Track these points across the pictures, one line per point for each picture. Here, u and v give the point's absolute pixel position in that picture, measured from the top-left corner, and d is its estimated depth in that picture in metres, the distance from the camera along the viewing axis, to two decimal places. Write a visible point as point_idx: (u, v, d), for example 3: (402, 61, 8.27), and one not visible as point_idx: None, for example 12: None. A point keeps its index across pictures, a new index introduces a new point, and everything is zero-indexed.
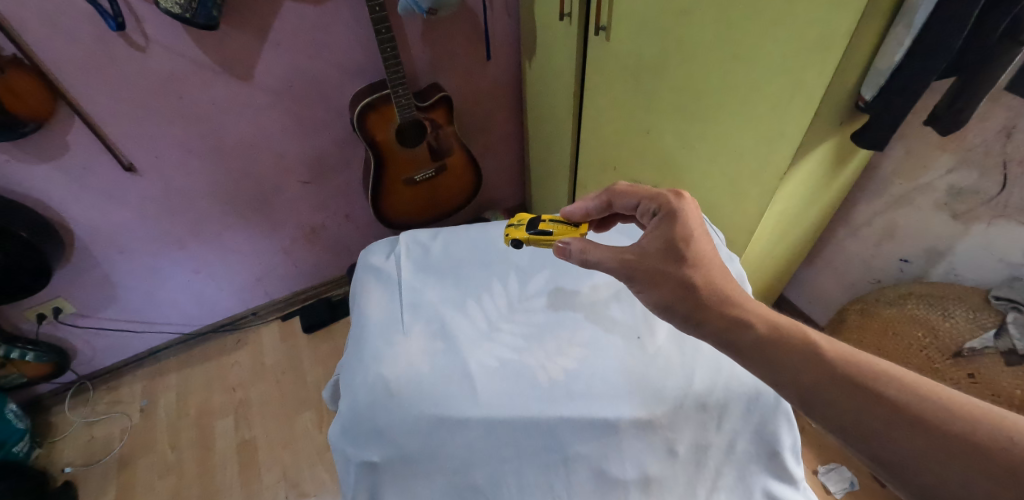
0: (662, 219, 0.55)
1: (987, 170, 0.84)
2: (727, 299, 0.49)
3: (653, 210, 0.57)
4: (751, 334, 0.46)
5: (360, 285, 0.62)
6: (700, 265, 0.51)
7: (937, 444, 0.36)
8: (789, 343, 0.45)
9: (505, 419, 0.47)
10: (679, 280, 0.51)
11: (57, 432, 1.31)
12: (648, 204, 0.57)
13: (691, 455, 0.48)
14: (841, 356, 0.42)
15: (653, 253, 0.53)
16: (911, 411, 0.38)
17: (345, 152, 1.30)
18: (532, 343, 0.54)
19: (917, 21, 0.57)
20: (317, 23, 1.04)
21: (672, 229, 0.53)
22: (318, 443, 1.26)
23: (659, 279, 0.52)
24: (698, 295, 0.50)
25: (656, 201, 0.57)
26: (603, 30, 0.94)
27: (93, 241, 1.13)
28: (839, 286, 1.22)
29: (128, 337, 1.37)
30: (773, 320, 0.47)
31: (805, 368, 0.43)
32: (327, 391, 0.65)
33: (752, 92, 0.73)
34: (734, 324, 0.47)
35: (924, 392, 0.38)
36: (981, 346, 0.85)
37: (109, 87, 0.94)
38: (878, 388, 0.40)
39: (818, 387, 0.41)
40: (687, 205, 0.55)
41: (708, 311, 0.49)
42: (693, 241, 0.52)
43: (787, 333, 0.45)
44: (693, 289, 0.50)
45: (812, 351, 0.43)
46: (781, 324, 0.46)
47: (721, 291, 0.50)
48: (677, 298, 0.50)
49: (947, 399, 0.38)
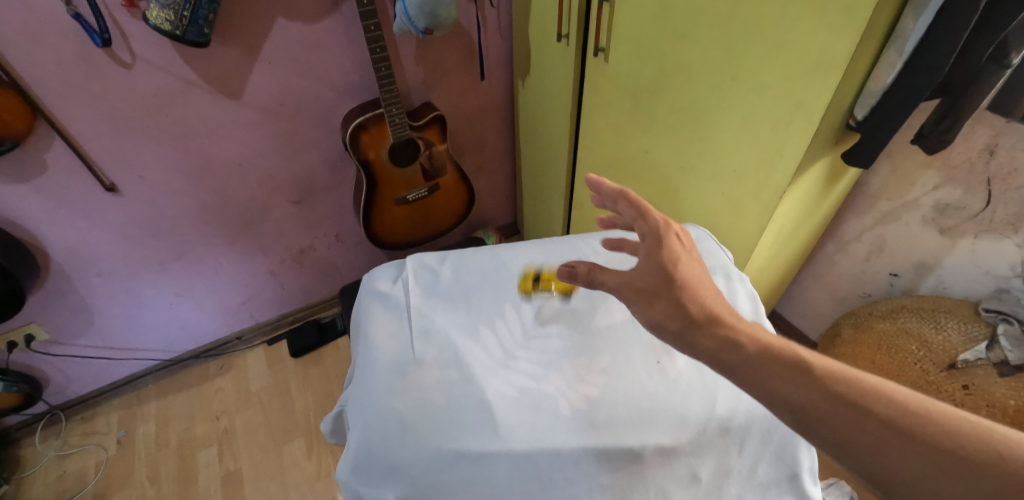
0: (650, 245, 0.52)
1: (972, 187, 0.87)
2: (715, 318, 0.46)
3: (644, 234, 0.53)
4: (740, 355, 0.42)
5: (366, 313, 0.60)
6: (687, 289, 0.48)
7: (931, 462, 0.33)
8: (779, 360, 0.41)
9: (528, 450, 0.46)
10: (672, 299, 0.48)
11: (26, 467, 1.23)
12: (641, 226, 0.53)
13: (714, 483, 0.46)
14: (832, 372, 0.39)
15: (645, 276, 0.50)
16: (906, 429, 0.35)
17: (336, 172, 1.27)
18: (551, 371, 0.53)
19: (909, 46, 0.59)
20: (311, 42, 1.02)
21: (660, 251, 0.51)
22: (308, 472, 1.21)
23: (648, 297, 0.49)
24: (688, 313, 0.47)
25: (646, 222, 0.53)
26: (601, 52, 0.96)
27: (71, 265, 1.08)
28: (830, 302, 1.24)
29: (104, 364, 1.31)
30: (762, 339, 0.43)
31: (799, 388, 0.39)
32: (327, 423, 0.63)
33: (749, 114, 0.74)
34: (723, 342, 0.43)
35: (918, 408, 0.36)
36: (974, 357, 0.86)
37: (92, 105, 0.91)
38: (871, 405, 0.37)
39: (815, 408, 0.38)
40: (673, 232, 0.53)
41: (698, 329, 0.45)
42: (682, 265, 0.50)
43: (779, 351, 0.41)
44: (686, 307, 0.47)
45: (802, 368, 0.40)
46: (771, 343, 0.42)
47: (711, 310, 0.46)
48: (667, 315, 0.47)
49: (938, 414, 0.35)
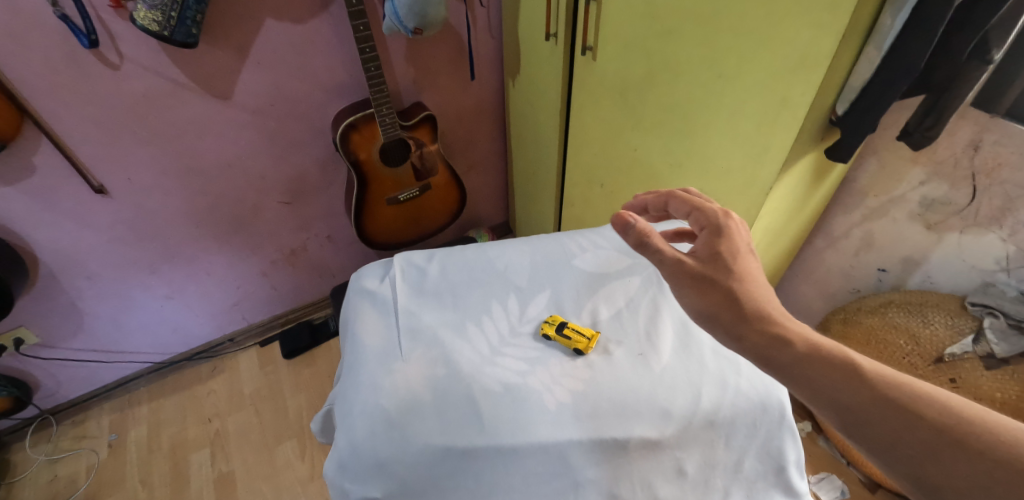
0: (708, 234, 0.51)
1: (957, 182, 0.88)
2: (765, 315, 0.45)
3: (701, 224, 0.53)
4: (789, 353, 0.41)
5: (354, 311, 0.60)
6: (742, 284, 0.47)
7: (989, 473, 0.32)
8: (829, 361, 0.40)
9: (512, 446, 0.46)
10: (725, 291, 0.47)
11: (16, 472, 1.22)
12: (698, 217, 0.54)
13: (699, 476, 0.48)
14: (884, 375, 0.38)
15: (698, 263, 0.49)
16: (962, 437, 0.33)
17: (327, 172, 1.27)
18: (536, 367, 0.53)
19: (887, 43, 0.60)
20: (300, 42, 1.02)
21: (717, 242, 0.50)
22: (302, 473, 1.21)
23: (703, 286, 0.48)
24: (740, 306, 0.46)
25: (703, 215, 0.53)
26: (589, 50, 0.96)
27: (59, 267, 1.07)
28: (819, 298, 1.24)
29: (95, 368, 1.30)
30: (814, 339, 0.42)
31: (845, 388, 0.38)
32: (316, 422, 0.63)
33: (734, 111, 0.75)
34: (772, 339, 0.43)
35: (978, 419, 0.34)
36: (960, 351, 0.87)
37: (80, 106, 0.90)
38: (924, 411, 0.35)
39: (860, 409, 0.37)
40: (736, 225, 0.52)
41: (748, 325, 0.45)
42: (739, 257, 0.49)
43: (828, 351, 0.40)
44: (738, 300, 0.46)
45: (852, 369, 0.39)
46: (822, 343, 0.41)
47: (763, 306, 0.45)
48: (721, 306, 0.46)
49: (1001, 426, 0.33)
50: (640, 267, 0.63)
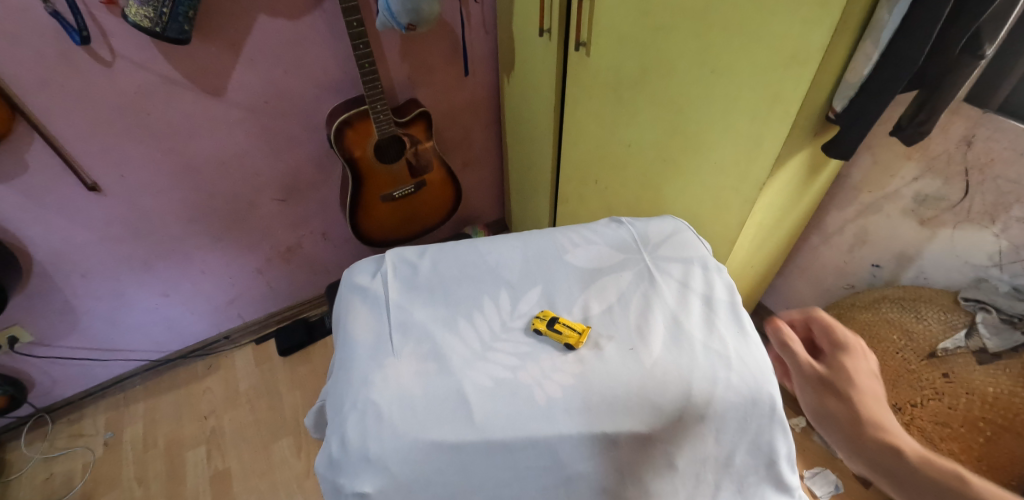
0: (835, 346, 0.43)
1: (950, 177, 0.88)
2: (885, 428, 0.39)
3: (817, 336, 0.45)
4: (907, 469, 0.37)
5: (346, 306, 0.60)
6: (872, 405, 0.39)
7: None
8: (950, 484, 0.35)
9: (502, 441, 0.46)
10: (846, 403, 0.40)
11: (11, 470, 1.22)
12: (817, 327, 0.46)
13: (691, 470, 0.49)
14: None
15: (823, 377, 0.42)
16: None
17: (322, 169, 1.27)
18: (527, 362, 0.53)
19: (884, 37, 0.60)
20: (293, 39, 1.02)
21: (844, 355, 0.42)
22: (298, 470, 1.21)
23: (829, 399, 0.41)
24: (862, 420, 0.39)
25: (821, 325, 0.46)
26: (583, 46, 0.96)
27: (53, 265, 1.07)
28: (814, 293, 1.25)
29: (90, 366, 1.29)
30: (938, 461, 0.37)
31: None
32: (310, 418, 0.63)
33: (727, 107, 0.75)
34: (888, 451, 0.37)
35: None
36: (953, 346, 0.88)
37: (72, 103, 0.90)
38: None
39: None
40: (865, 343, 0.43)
41: (868, 438, 0.38)
42: (874, 379, 0.41)
43: (950, 474, 0.36)
44: (862, 416, 0.39)
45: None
46: (945, 465, 0.36)
47: (887, 422, 0.39)
48: (841, 414, 0.40)
49: None
50: (631, 262, 0.64)
